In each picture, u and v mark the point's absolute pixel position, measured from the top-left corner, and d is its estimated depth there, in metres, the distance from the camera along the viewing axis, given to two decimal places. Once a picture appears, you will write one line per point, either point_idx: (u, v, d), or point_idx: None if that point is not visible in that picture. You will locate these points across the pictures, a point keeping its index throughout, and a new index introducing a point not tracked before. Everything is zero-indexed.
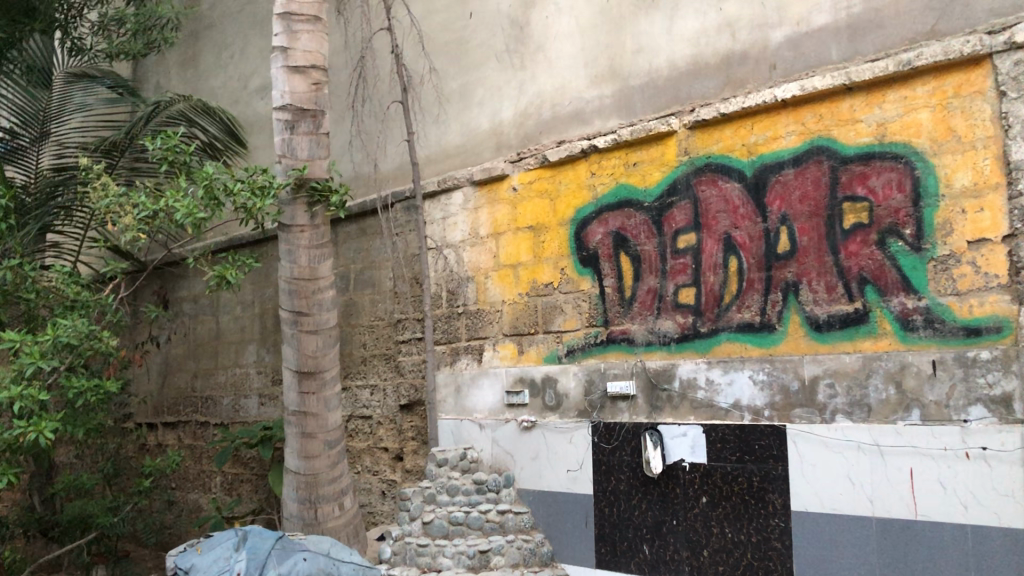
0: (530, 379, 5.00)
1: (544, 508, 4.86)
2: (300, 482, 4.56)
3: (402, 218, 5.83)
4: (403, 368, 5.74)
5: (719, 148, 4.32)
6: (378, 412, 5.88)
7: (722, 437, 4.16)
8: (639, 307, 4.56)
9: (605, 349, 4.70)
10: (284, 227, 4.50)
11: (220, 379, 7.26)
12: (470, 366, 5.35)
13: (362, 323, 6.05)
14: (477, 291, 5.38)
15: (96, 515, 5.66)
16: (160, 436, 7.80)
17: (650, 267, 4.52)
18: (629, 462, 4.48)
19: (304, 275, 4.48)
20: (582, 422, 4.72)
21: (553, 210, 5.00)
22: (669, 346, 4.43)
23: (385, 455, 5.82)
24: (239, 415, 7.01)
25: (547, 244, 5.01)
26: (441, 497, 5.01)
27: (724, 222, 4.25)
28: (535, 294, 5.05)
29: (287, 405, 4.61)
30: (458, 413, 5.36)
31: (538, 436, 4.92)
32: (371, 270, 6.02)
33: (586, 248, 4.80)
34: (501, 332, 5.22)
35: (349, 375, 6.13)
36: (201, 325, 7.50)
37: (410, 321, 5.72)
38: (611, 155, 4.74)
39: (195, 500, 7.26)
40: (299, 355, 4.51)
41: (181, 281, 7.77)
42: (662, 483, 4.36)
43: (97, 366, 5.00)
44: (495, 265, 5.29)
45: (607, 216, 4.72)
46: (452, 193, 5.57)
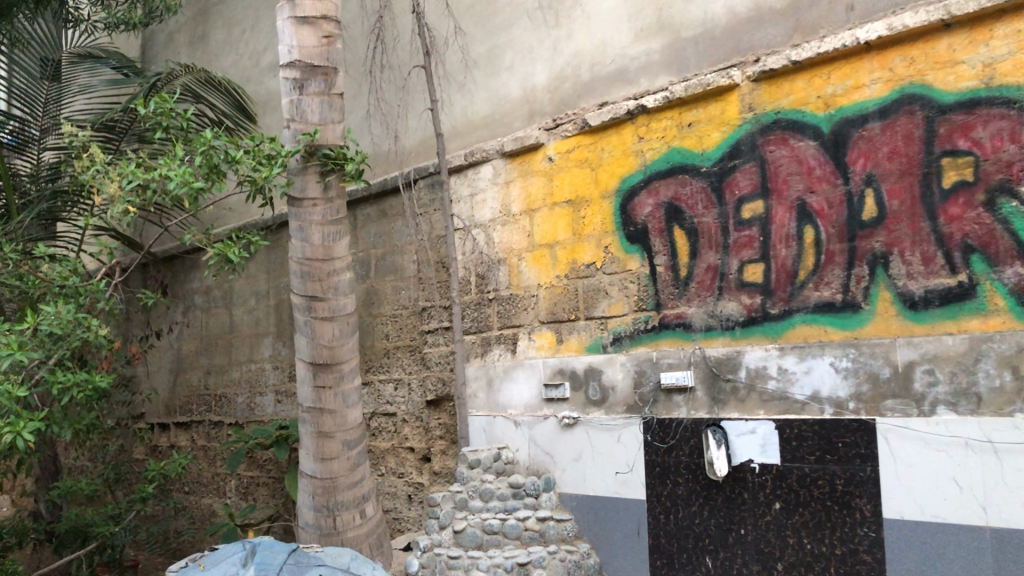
0: (571, 371, 4.47)
1: (589, 516, 4.32)
2: (317, 487, 4.06)
3: (426, 195, 5.31)
4: (429, 361, 5.22)
5: (790, 102, 3.76)
6: (403, 409, 5.37)
7: (798, 434, 3.60)
8: (697, 287, 4.00)
9: (658, 337, 4.14)
10: (294, 201, 3.99)
11: (234, 376, 6.78)
12: (502, 358, 4.82)
13: (385, 312, 5.54)
14: (510, 275, 4.84)
15: (96, 524, 5.17)
16: (172, 438, 7.33)
17: (709, 242, 3.97)
18: (688, 463, 3.94)
19: (319, 254, 3.97)
20: (632, 418, 4.18)
21: (594, 181, 4.45)
22: (734, 331, 3.87)
23: (411, 457, 5.31)
24: (255, 413, 6.52)
25: (588, 219, 4.46)
26: (474, 503, 4.47)
27: (797, 187, 3.71)
28: (575, 277, 4.50)
29: (301, 402, 4.10)
30: (490, 409, 4.83)
31: (581, 435, 4.38)
32: (394, 255, 5.51)
33: (634, 223, 4.25)
34: (536, 319, 4.68)
35: (370, 369, 5.62)
36: (214, 319, 7.03)
37: (436, 309, 5.20)
38: (662, 116, 4.18)
39: (209, 505, 6.79)
40: (313, 345, 4.01)
41: (192, 273, 7.30)
42: (727, 487, 3.82)
43: (90, 360, 4.52)
44: (530, 245, 4.74)
45: (658, 184, 4.17)
46: (481, 167, 5.04)
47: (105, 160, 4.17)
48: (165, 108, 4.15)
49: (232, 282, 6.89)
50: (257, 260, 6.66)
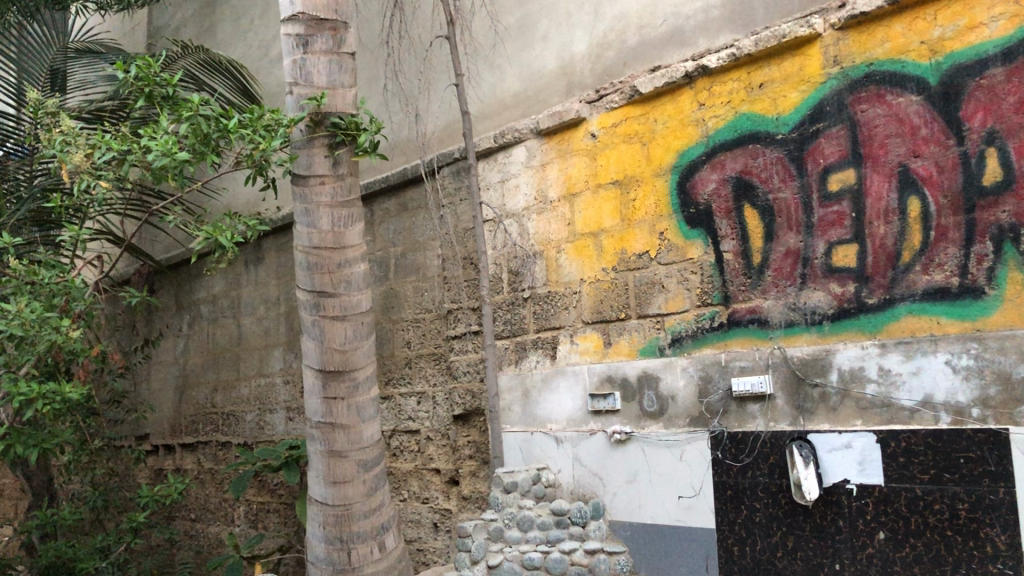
0: (621, 378, 3.85)
1: (645, 548, 3.67)
2: (328, 516, 3.46)
3: (451, 185, 4.72)
4: (456, 370, 4.62)
5: (886, 51, 3.15)
6: (427, 426, 4.77)
7: (908, 449, 2.96)
8: (774, 276, 3.39)
9: (726, 337, 3.52)
10: (298, 179, 3.43)
11: (243, 392, 6.20)
12: (539, 365, 4.21)
13: (405, 317, 4.96)
14: (548, 270, 4.23)
15: (80, 559, 4.60)
16: (178, 460, 6.76)
17: (788, 221, 3.37)
18: (766, 485, 3.32)
19: (328, 242, 3.40)
20: (696, 432, 3.55)
21: (646, 158, 3.84)
22: (821, 327, 3.25)
23: (436, 479, 4.70)
24: (264, 433, 5.94)
25: (639, 202, 3.85)
26: (511, 533, 3.88)
27: (897, 151, 3.10)
28: (624, 269, 3.89)
29: (309, 416, 3.51)
30: (527, 424, 4.21)
31: (635, 452, 3.76)
32: (415, 253, 4.93)
33: (695, 203, 3.65)
34: (579, 320, 4.07)
35: (390, 382, 5.01)
36: (221, 330, 6.47)
37: (463, 312, 4.60)
38: (727, 78, 3.59)
39: (216, 534, 6.21)
40: (322, 349, 3.42)
41: (198, 281, 6.76)
42: (817, 514, 3.17)
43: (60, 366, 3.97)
44: (570, 235, 4.13)
45: (723, 157, 3.57)
46: (513, 149, 4.44)
47: (76, 128, 3.63)
48: (148, 73, 3.58)
49: (240, 289, 6.33)
50: (267, 264, 6.10)
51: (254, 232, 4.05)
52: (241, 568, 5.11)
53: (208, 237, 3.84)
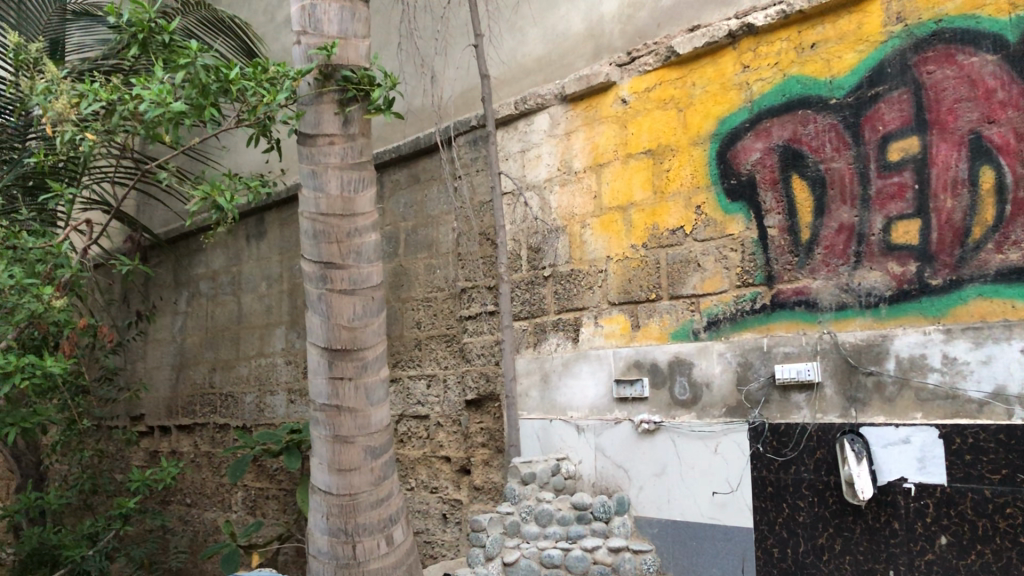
0: (650, 364, 3.56)
1: (675, 547, 3.39)
2: (332, 506, 3.18)
3: (467, 154, 4.43)
4: (469, 353, 4.33)
5: (958, 6, 2.85)
6: (437, 411, 4.49)
7: (976, 446, 2.68)
8: (825, 254, 3.10)
9: (769, 320, 3.23)
10: (305, 138, 3.14)
11: (242, 372, 5.92)
12: (560, 348, 3.92)
13: (416, 296, 4.67)
14: (571, 246, 3.94)
15: (66, 546, 4.35)
16: (174, 442, 6.49)
17: (841, 194, 3.08)
18: (811, 482, 3.04)
19: (337, 208, 3.12)
20: (734, 423, 3.27)
21: (682, 125, 3.55)
22: (877, 310, 2.96)
23: (447, 468, 4.42)
24: (264, 415, 5.67)
25: (673, 173, 3.56)
26: (528, 528, 3.61)
27: (968, 116, 2.80)
28: (656, 246, 3.60)
29: (313, 400, 3.23)
30: (546, 412, 3.92)
31: (664, 444, 3.47)
32: (427, 228, 4.64)
33: (736, 174, 3.35)
34: (605, 301, 3.77)
35: (398, 364, 4.73)
36: (221, 307, 6.19)
37: (478, 291, 4.31)
38: (775, 38, 3.29)
39: (213, 520, 5.97)
40: (328, 326, 3.13)
41: (197, 256, 6.47)
42: (869, 515, 2.89)
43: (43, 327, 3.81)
44: (596, 209, 3.84)
45: (769, 124, 3.28)
46: (534, 117, 4.14)
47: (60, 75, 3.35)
48: (141, 18, 3.30)
49: (241, 265, 6.05)
50: (269, 239, 5.82)
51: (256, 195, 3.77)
52: (238, 557, 4.82)
53: (206, 196, 3.54)
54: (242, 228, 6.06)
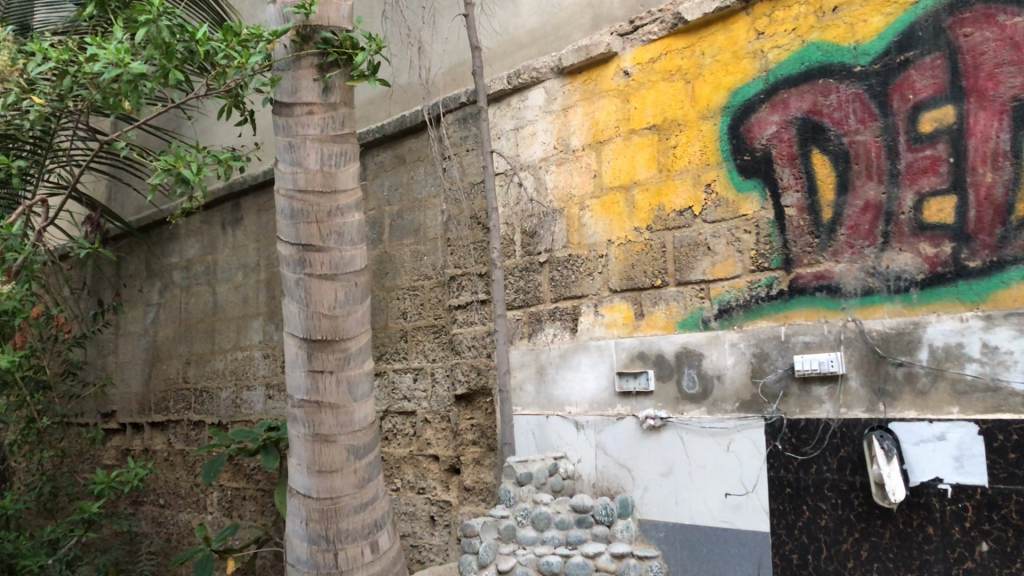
0: (656, 355, 3.30)
1: (684, 553, 3.14)
2: (311, 511, 2.91)
3: (456, 133, 4.16)
4: (459, 345, 4.06)
5: None
6: (424, 407, 4.22)
7: (1021, 443, 2.44)
8: (848, 235, 2.86)
9: (787, 307, 2.98)
10: (281, 107, 2.87)
11: (217, 366, 5.63)
12: (557, 339, 3.66)
13: (401, 285, 4.40)
14: (569, 230, 3.67)
15: (23, 554, 4.17)
16: (147, 440, 6.20)
17: (867, 169, 2.83)
18: (834, 483, 2.80)
19: (316, 185, 2.84)
20: (748, 419, 3.02)
21: (690, 98, 3.29)
22: (908, 296, 2.71)
23: (435, 467, 4.15)
24: (241, 412, 5.38)
25: (680, 149, 3.30)
26: (524, 533, 3.31)
27: (1010, 83, 2.55)
28: (661, 228, 3.34)
29: (291, 395, 2.95)
30: (542, 407, 3.67)
31: (672, 441, 3.22)
32: (413, 212, 4.37)
33: (750, 149, 3.10)
34: (605, 288, 3.51)
35: (382, 357, 4.46)
36: (195, 299, 5.89)
37: (468, 279, 4.04)
38: (792, 1, 3.04)
39: (188, 522, 5.70)
40: (307, 314, 2.86)
41: (170, 245, 6.17)
42: (899, 519, 2.64)
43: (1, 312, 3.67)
44: (596, 189, 3.57)
45: (787, 95, 3.04)
46: (529, 92, 3.88)
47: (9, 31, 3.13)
48: None
49: (216, 254, 5.75)
50: (245, 226, 5.52)
51: (227, 172, 3.52)
52: (212, 563, 4.52)
53: (169, 168, 3.30)
54: (218, 215, 5.76)
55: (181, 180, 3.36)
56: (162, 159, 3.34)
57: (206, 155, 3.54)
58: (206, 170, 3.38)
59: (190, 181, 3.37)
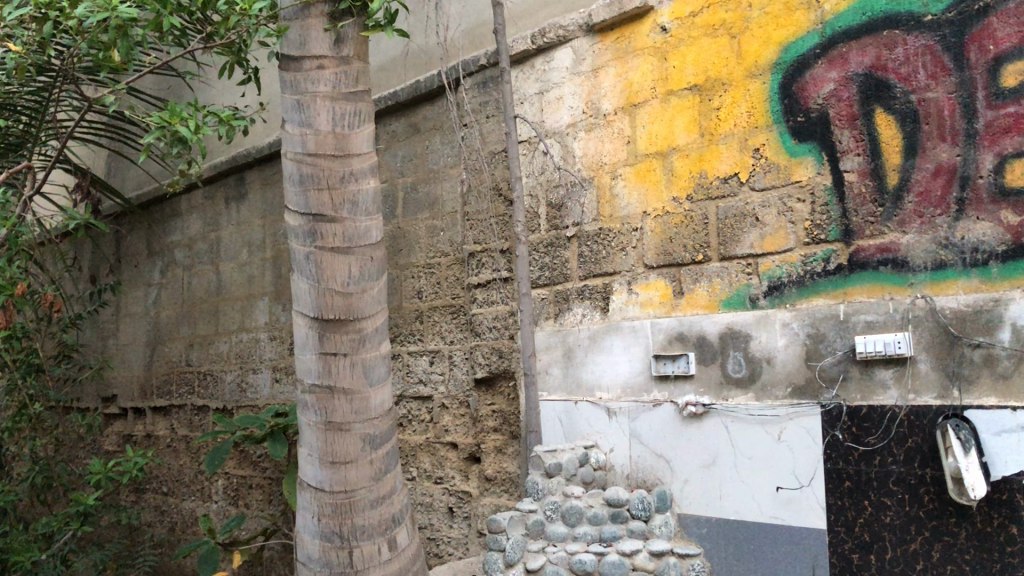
0: (697, 335, 3.03)
1: (730, 551, 2.88)
2: (324, 506, 2.65)
3: (476, 99, 3.88)
4: (478, 326, 3.80)
5: None
6: (441, 392, 3.97)
7: None
8: (918, 202, 2.59)
9: (847, 284, 2.71)
10: (289, 62, 2.61)
11: (222, 349, 5.38)
12: (586, 319, 3.39)
13: (416, 262, 4.13)
14: (599, 202, 3.39)
15: (14, 549, 4.13)
16: (149, 425, 5.96)
17: (939, 129, 2.55)
18: (901, 477, 2.53)
19: (327, 148, 2.57)
20: (802, 406, 2.75)
21: (735, 54, 3.01)
22: (986, 270, 2.44)
23: (453, 456, 3.90)
24: (246, 396, 5.13)
25: (724, 111, 3.03)
26: (554, 528, 3.06)
27: None
28: (703, 198, 3.07)
29: (301, 379, 2.69)
30: (570, 392, 3.40)
31: (715, 429, 2.95)
32: (429, 184, 4.09)
33: (805, 110, 2.83)
34: (640, 263, 3.24)
35: (396, 338, 4.20)
36: (198, 278, 5.63)
37: (488, 255, 3.77)
38: None
39: (192, 510, 5.48)
40: (317, 291, 2.59)
41: (172, 222, 5.90)
42: (978, 517, 2.37)
43: None
44: (630, 156, 3.30)
45: (846, 49, 2.76)
46: (555, 53, 3.60)
47: None
48: None
49: (220, 231, 5.49)
50: (250, 201, 5.26)
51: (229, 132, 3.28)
52: (217, 556, 4.28)
53: (164, 124, 3.07)
54: (221, 190, 5.49)
55: (177, 138, 3.13)
56: (156, 115, 3.10)
57: (205, 113, 3.30)
58: (203, 127, 3.14)
59: (186, 139, 3.13)
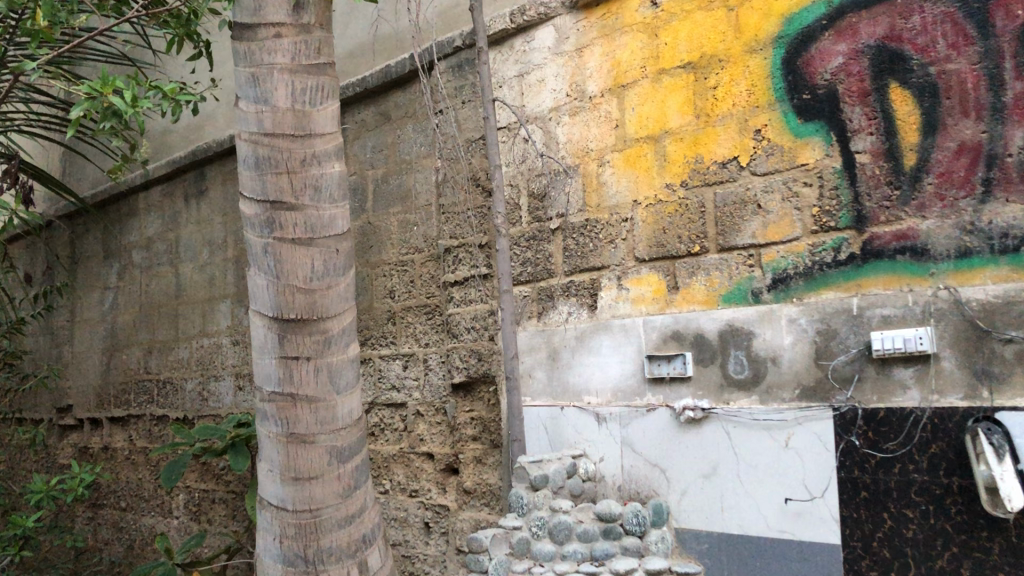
0: (694, 334, 2.79)
1: (733, 569, 2.63)
2: (288, 526, 2.37)
3: (451, 84, 3.62)
4: (455, 327, 3.53)
5: None
6: (415, 399, 3.69)
7: None
8: (938, 184, 2.36)
9: (860, 275, 2.48)
10: (243, 31, 2.33)
11: (182, 355, 5.06)
12: (573, 318, 3.13)
13: (387, 259, 3.86)
14: (586, 191, 3.14)
15: None
16: (106, 437, 5.63)
17: (961, 104, 2.33)
18: (924, 486, 2.29)
19: (286, 127, 2.30)
20: (812, 409, 2.51)
21: (733, 28, 2.78)
22: (1017, 257, 2.21)
23: (429, 467, 3.62)
24: (208, 405, 4.83)
25: (722, 90, 2.79)
26: (541, 547, 2.75)
27: None
28: (699, 184, 2.83)
29: (259, 387, 2.42)
30: (555, 397, 3.14)
31: (714, 436, 2.70)
32: (400, 175, 3.82)
33: (811, 87, 2.60)
34: (631, 256, 2.99)
35: (366, 342, 3.92)
36: (157, 280, 5.32)
37: (466, 251, 3.51)
38: None
39: (152, 527, 5.15)
40: (275, 288, 2.31)
41: (129, 222, 5.58)
42: (1013, 531, 2.14)
43: None
44: (618, 141, 3.05)
45: (855, 19, 2.53)
46: (536, 32, 3.35)
47: None
48: None
49: (179, 230, 5.18)
50: (211, 198, 4.96)
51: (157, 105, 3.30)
52: None
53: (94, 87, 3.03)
54: (180, 186, 5.19)
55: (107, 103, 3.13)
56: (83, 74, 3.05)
57: (148, 87, 3.35)
58: (147, 102, 3.23)
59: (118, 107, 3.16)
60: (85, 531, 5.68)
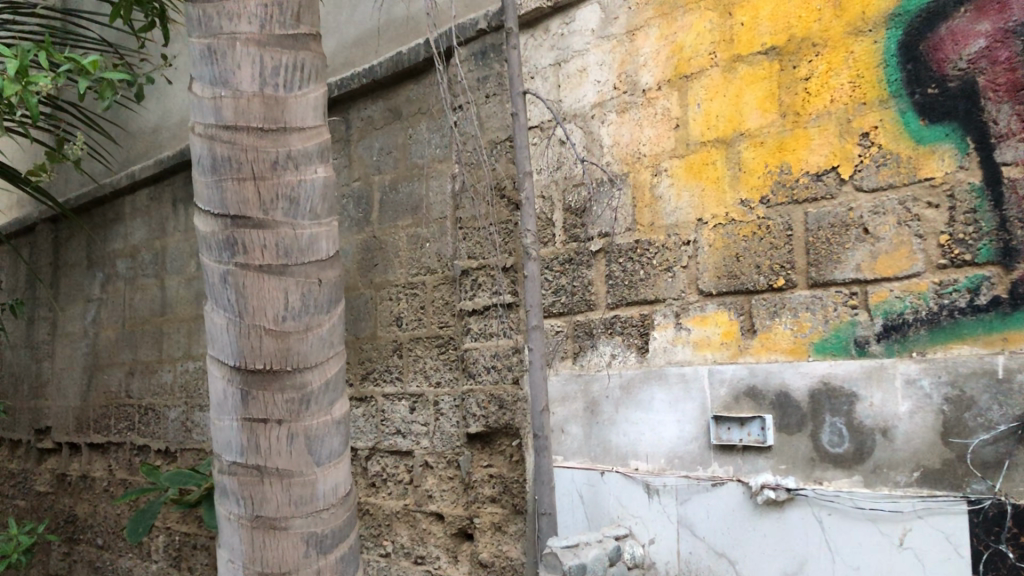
0: (776, 392, 2.20)
1: None
2: None
3: (472, 75, 3.04)
4: (472, 365, 2.95)
5: None
6: (423, 447, 3.12)
7: None
8: None
9: (1008, 326, 1.87)
10: None
11: (165, 379, 4.51)
12: (617, 363, 2.55)
13: (394, 280, 3.29)
14: (636, 206, 2.55)
15: None
16: (84, 464, 5.07)
17: None
18: None
19: (252, 117, 1.61)
20: (939, 501, 1.90)
21: (833, 4, 2.18)
22: None
23: (439, 529, 3.03)
24: (192, 438, 4.27)
25: (817, 82, 2.20)
26: None
27: None
28: (785, 201, 2.24)
29: (217, 456, 1.66)
30: (593, 459, 2.56)
31: (805, 524, 2.10)
32: (411, 182, 3.25)
33: (939, 79, 2.00)
34: (693, 289, 2.40)
35: (366, 377, 3.35)
36: (141, 293, 4.77)
37: (486, 275, 2.93)
38: None
39: (129, 571, 4.60)
40: (237, 330, 1.59)
41: (114, 228, 5.04)
42: None
43: None
44: (679, 146, 2.46)
45: None
46: (577, 11, 2.77)
47: None
48: None
49: (166, 238, 4.63)
50: None
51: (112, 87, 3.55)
52: None
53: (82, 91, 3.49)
54: (168, 190, 4.65)
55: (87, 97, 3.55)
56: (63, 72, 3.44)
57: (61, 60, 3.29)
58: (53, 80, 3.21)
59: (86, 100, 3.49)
60: (60, 568, 5.13)
